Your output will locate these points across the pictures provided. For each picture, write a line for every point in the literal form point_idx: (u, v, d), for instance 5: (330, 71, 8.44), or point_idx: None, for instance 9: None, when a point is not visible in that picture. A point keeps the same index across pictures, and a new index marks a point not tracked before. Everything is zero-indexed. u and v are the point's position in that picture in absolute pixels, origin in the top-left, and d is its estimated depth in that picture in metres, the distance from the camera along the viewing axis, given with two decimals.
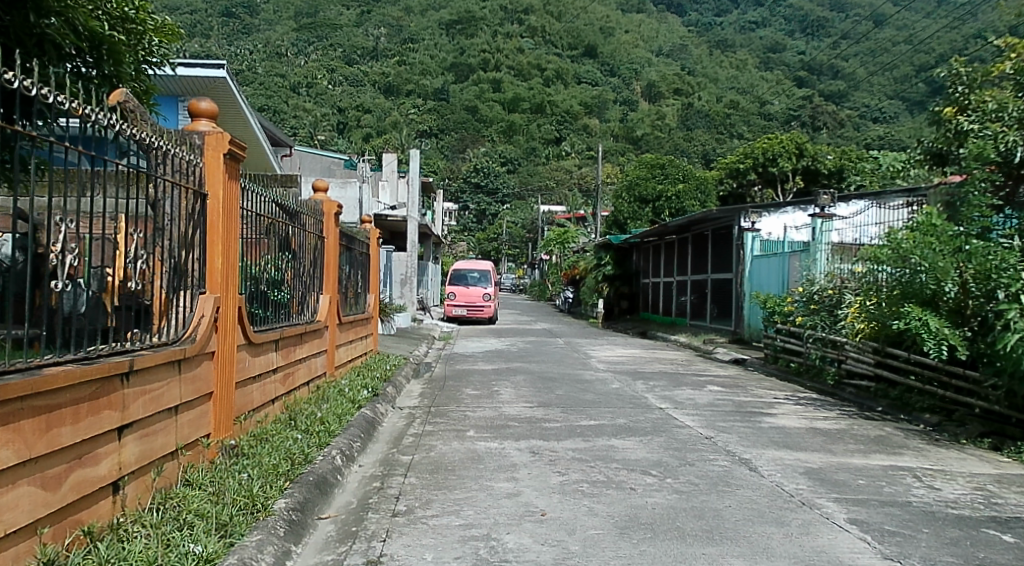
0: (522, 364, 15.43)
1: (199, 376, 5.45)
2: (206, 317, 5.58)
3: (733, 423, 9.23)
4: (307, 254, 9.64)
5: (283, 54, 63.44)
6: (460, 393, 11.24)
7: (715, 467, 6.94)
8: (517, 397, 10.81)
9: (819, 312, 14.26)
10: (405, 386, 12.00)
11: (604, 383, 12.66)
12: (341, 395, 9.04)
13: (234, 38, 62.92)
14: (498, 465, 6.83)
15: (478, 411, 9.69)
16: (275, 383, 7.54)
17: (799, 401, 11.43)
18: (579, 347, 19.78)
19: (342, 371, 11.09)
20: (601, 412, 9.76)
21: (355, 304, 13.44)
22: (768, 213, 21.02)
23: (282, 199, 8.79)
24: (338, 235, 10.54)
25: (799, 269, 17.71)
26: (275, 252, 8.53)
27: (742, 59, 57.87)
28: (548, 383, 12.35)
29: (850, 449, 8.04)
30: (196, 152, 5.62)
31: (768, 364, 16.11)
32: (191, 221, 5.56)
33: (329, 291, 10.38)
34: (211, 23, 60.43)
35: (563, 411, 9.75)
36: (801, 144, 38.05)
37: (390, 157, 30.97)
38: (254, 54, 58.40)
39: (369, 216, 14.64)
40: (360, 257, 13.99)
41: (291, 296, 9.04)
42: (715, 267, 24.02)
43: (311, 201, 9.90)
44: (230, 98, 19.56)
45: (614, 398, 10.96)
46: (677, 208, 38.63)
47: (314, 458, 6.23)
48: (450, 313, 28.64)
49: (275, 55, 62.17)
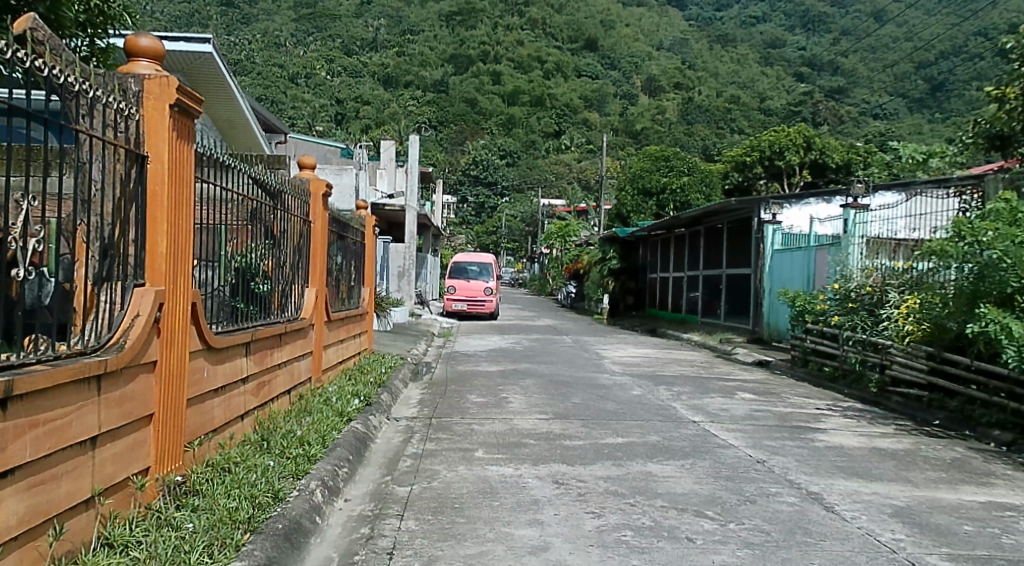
0: (530, 365, 14.16)
1: (133, 396, 4.15)
2: (143, 317, 4.24)
3: (783, 442, 7.93)
4: (291, 239, 8.35)
5: (282, 44, 61.85)
6: (464, 401, 9.94)
7: (781, 505, 5.65)
8: (529, 406, 9.52)
9: (858, 312, 12.93)
10: (402, 392, 10.66)
11: (624, 389, 11.38)
12: (327, 407, 7.73)
13: (234, 27, 61.41)
14: (517, 501, 5.55)
15: (484, 425, 8.36)
16: (246, 395, 6.25)
17: (845, 412, 10.12)
18: (587, 346, 18.50)
19: (330, 376, 9.78)
20: (627, 426, 8.47)
21: (347, 300, 12.14)
22: (791, 204, 19.93)
23: (262, 175, 7.44)
24: (326, 219, 9.20)
25: (829, 264, 16.40)
26: (250, 238, 7.25)
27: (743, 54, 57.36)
28: (562, 389, 11.07)
29: (932, 478, 6.75)
30: (132, 100, 4.32)
31: (796, 368, 14.78)
32: (125, 190, 4.27)
33: (317, 285, 9.08)
34: (208, 10, 58.90)
35: (584, 426, 8.46)
36: (808, 137, 37.00)
37: (388, 144, 29.66)
38: (253, 44, 56.90)
39: (365, 202, 13.34)
40: (354, 247, 12.70)
41: (271, 289, 7.75)
42: (729, 262, 22.77)
43: (295, 179, 8.60)
44: (215, 77, 18.26)
45: (640, 409, 9.67)
46: (681, 201, 37.41)
47: (287, 495, 4.96)
48: (451, 307, 27.34)
49: (274, 45, 60.56)
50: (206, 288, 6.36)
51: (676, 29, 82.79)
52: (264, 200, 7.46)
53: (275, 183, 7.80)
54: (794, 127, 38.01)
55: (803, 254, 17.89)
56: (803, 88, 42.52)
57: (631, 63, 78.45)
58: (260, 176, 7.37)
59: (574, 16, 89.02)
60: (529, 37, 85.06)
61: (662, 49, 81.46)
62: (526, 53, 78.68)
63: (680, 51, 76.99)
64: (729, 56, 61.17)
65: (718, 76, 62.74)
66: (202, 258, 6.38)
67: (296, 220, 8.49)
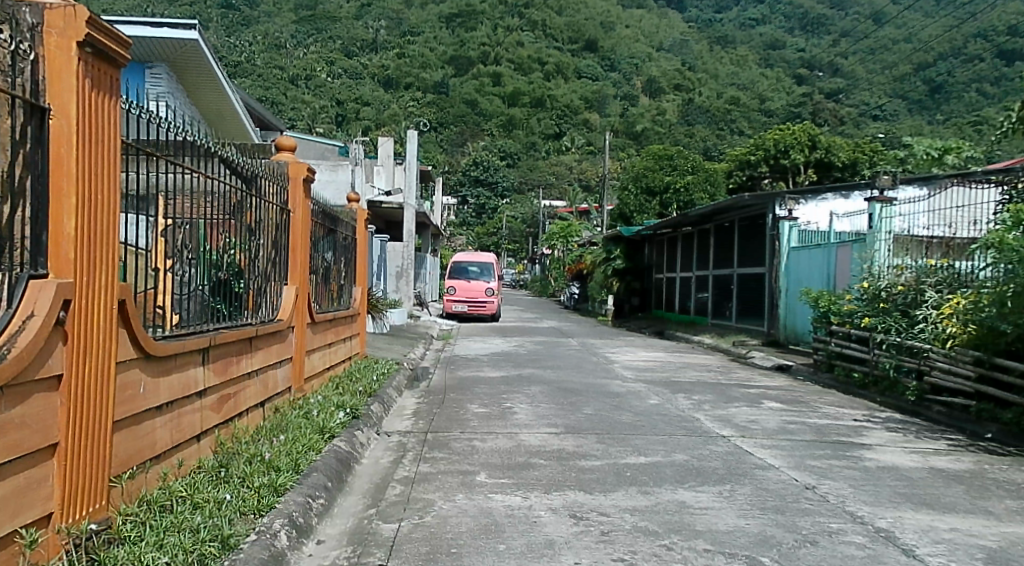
0: (536, 370, 13.15)
1: (21, 422, 3.19)
2: (38, 317, 3.26)
3: (828, 461, 6.92)
4: (266, 230, 7.31)
5: (282, 45, 60.69)
6: (464, 412, 8.94)
7: (849, 547, 4.64)
8: (537, 418, 8.52)
9: (891, 313, 11.91)
10: (395, 401, 9.65)
11: (640, 397, 10.39)
12: (306, 421, 6.70)
13: (234, 29, 60.23)
14: (527, 542, 4.55)
15: (485, 442, 7.34)
16: (203, 412, 5.24)
17: (887, 424, 9.11)
18: (594, 349, 17.49)
19: (315, 385, 8.74)
20: (650, 442, 7.47)
21: (337, 299, 11.12)
22: (807, 199, 18.89)
23: (229, 154, 6.43)
24: (309, 208, 8.15)
25: (850, 262, 15.37)
26: (215, 229, 6.27)
27: (742, 55, 57.07)
28: (572, 398, 10.08)
29: (1013, 508, 5.73)
30: (22, 37, 3.38)
31: (820, 373, 13.79)
32: (17, 156, 3.31)
33: (299, 283, 8.03)
34: (208, 11, 57.81)
35: (600, 442, 7.45)
36: (814, 135, 35.95)
37: (386, 141, 28.68)
38: (252, 46, 55.75)
39: (357, 194, 12.32)
40: (346, 243, 11.69)
41: (241, 286, 6.74)
42: (740, 262, 21.83)
43: (270, 162, 7.56)
44: (203, 68, 17.34)
45: (660, 421, 8.66)
46: (685, 201, 36.48)
47: (238, 543, 3.95)
48: (450, 309, 26.30)
49: (275, 47, 59.33)
50: (156, 287, 5.34)
51: (676, 29, 82.28)
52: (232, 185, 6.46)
53: (246, 166, 6.79)
54: (799, 124, 36.99)
55: (823, 250, 16.83)
56: (803, 88, 41.79)
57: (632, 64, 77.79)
58: (228, 158, 6.37)
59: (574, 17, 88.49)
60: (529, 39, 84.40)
61: (662, 50, 80.80)
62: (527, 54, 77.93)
63: (680, 51, 76.36)
64: (728, 56, 60.67)
65: (718, 76, 62.07)
66: (154, 251, 5.39)
67: (272, 209, 7.46)
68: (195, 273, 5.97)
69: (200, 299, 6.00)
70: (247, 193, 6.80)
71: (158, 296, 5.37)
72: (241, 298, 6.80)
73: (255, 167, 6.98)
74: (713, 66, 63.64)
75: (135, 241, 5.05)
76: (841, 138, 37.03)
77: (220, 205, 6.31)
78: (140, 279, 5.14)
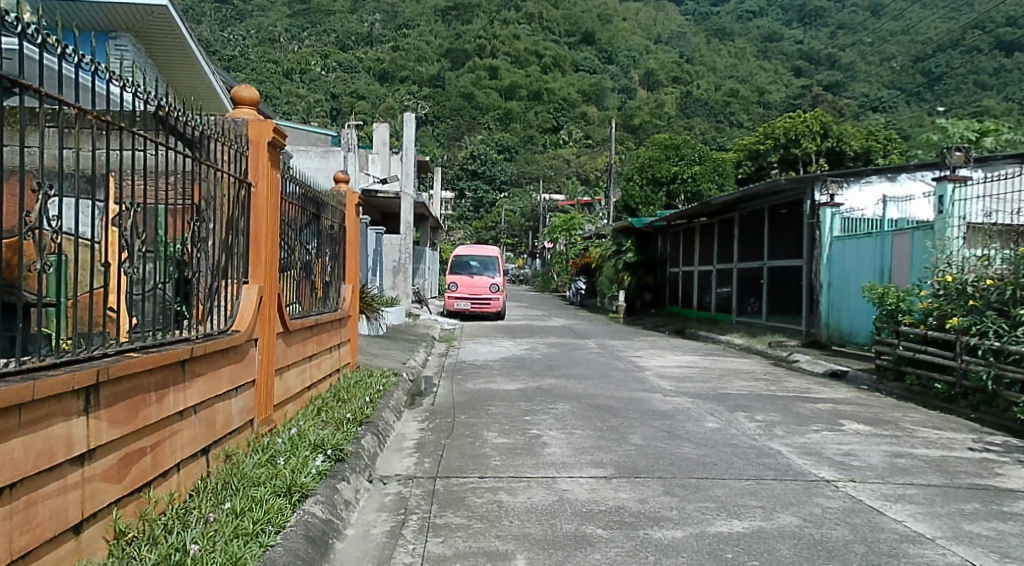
0: (558, 381, 11.19)
1: None
2: None
3: (992, 526, 4.98)
4: (219, 210, 5.44)
5: (277, 39, 57.99)
6: (482, 446, 6.99)
7: None
8: (577, 456, 6.58)
9: (985, 312, 10.01)
10: (394, 429, 7.69)
11: (695, 418, 8.45)
12: (266, 476, 4.75)
13: (226, 23, 57.45)
14: None
15: (514, 495, 5.42)
16: (92, 487, 3.33)
17: (1015, 456, 7.19)
18: (617, 352, 15.54)
19: (290, 410, 6.79)
20: (737, 493, 5.54)
21: (322, 300, 9.14)
22: (849, 183, 16.98)
23: (153, 99, 4.48)
24: (276, 181, 6.14)
25: (915, 252, 13.47)
26: (167, 218, 4.82)
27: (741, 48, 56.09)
28: (612, 422, 8.14)
29: None
30: None
31: (886, 382, 11.90)
32: None
33: (265, 281, 6.04)
34: (200, 5, 55.06)
35: (670, 494, 5.51)
36: (826, 123, 33.63)
37: (381, 126, 26.66)
38: (246, 40, 53.14)
39: (346, 174, 10.37)
40: (334, 232, 9.78)
41: (184, 287, 5.01)
42: (770, 253, 19.91)
43: (222, 120, 5.58)
44: (175, 41, 15.45)
45: (735, 456, 6.70)
46: (693, 192, 34.64)
47: None
48: (452, 307, 24.39)
49: (268, 42, 56.59)
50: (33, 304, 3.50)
51: (673, 23, 81.07)
52: (179, 154, 4.80)
53: (196, 124, 5.03)
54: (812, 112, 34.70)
55: (875, 239, 14.99)
56: (805, 80, 40.20)
57: (629, 57, 76.21)
58: (177, 120, 4.84)
59: (572, 10, 86.54)
60: (526, 32, 82.10)
61: (659, 43, 78.65)
62: (524, 47, 76.06)
63: (677, 44, 74.38)
64: (727, 50, 59.62)
65: (717, 70, 60.99)
66: (40, 249, 3.53)
67: (228, 182, 5.54)
68: (105, 272, 4.11)
69: (163, 301, 4.76)
70: (198, 162, 5.04)
71: (110, 298, 4.14)
72: (186, 302, 5.04)
73: (207, 125, 5.17)
74: (712, 60, 62.59)
75: (73, 228, 3.86)
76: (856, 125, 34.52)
77: (172, 184, 4.81)
78: (34, 291, 3.51)
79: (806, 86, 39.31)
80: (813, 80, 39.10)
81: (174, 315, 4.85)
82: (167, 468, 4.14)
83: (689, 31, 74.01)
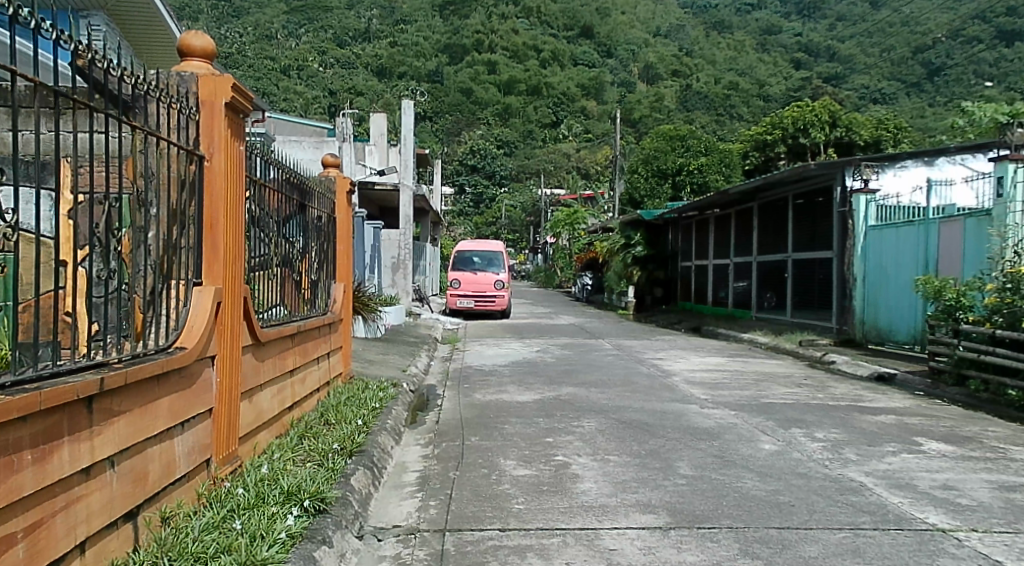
0: (578, 390, 9.92)
1: None
2: None
3: None
4: (160, 193, 4.20)
5: (274, 36, 56.14)
6: (499, 483, 5.66)
7: None
8: (616, 496, 5.30)
9: None
10: (392, 458, 6.39)
11: (749, 438, 7.17)
12: (214, 548, 3.54)
13: (221, 20, 55.62)
14: None
15: (548, 560, 4.16)
16: None
17: None
18: (636, 354, 14.24)
19: (263, 437, 5.54)
20: (833, 554, 4.29)
21: (309, 304, 7.88)
22: (884, 168, 15.67)
23: (51, 36, 3.27)
24: (239, 156, 4.88)
25: (975, 239, 12.16)
26: (94, 205, 3.66)
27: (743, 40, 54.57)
28: (651, 443, 6.87)
29: None
30: None
31: (945, 387, 10.58)
32: None
33: (225, 283, 4.74)
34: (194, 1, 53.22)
35: (749, 556, 4.25)
36: (834, 111, 31.96)
37: (379, 115, 25.25)
38: (243, 37, 51.38)
39: (336, 156, 9.05)
40: (322, 224, 8.46)
41: (114, 293, 3.81)
42: (795, 244, 18.59)
43: (164, 73, 4.32)
44: (154, 16, 14.07)
45: (813, 493, 5.42)
46: (699, 184, 33.33)
47: None
48: (455, 305, 23.12)
49: (265, 39, 54.74)
50: None
51: (672, 16, 79.51)
52: (109, 122, 3.65)
53: (130, 78, 3.85)
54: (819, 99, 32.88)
55: (918, 227, 13.72)
56: (807, 71, 38.84)
57: (628, 50, 74.55)
58: (103, 73, 3.67)
59: (570, 3, 84.75)
60: (524, 26, 80.42)
61: (658, 36, 76.97)
62: (522, 41, 74.53)
63: (676, 37, 72.72)
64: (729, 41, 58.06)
65: (715, 62, 59.22)
66: None
67: (172, 155, 4.29)
68: None
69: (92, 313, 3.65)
70: (132, 129, 3.87)
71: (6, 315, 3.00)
72: (113, 313, 3.81)
73: (143, 82, 3.96)
74: (712, 52, 61.13)
75: None
76: (863, 116, 32.03)
77: (101, 162, 3.66)
78: None
79: (806, 77, 38.07)
80: (814, 71, 37.87)
81: (92, 331, 3.63)
82: (60, 553, 2.90)
83: (689, 24, 72.37)
